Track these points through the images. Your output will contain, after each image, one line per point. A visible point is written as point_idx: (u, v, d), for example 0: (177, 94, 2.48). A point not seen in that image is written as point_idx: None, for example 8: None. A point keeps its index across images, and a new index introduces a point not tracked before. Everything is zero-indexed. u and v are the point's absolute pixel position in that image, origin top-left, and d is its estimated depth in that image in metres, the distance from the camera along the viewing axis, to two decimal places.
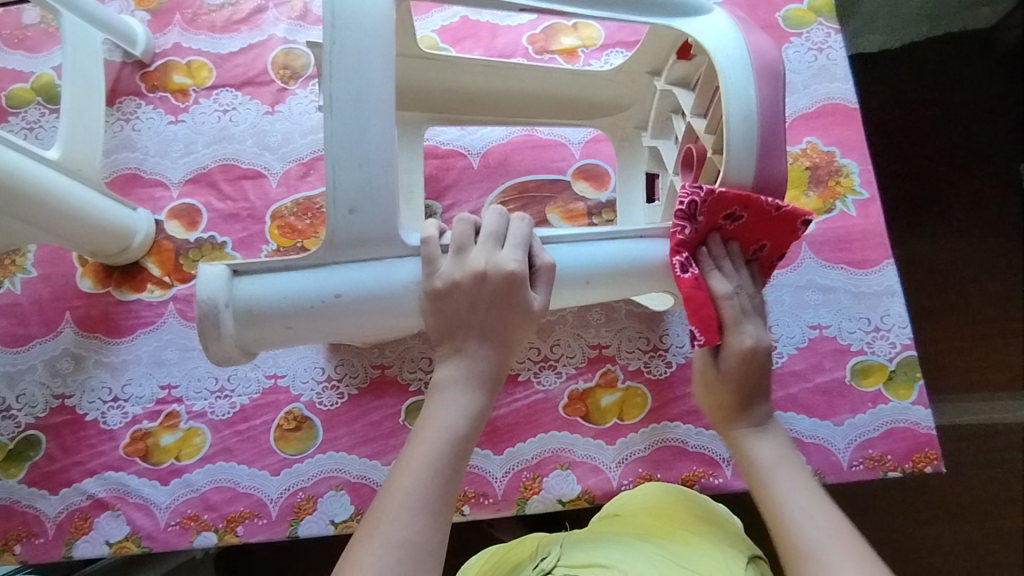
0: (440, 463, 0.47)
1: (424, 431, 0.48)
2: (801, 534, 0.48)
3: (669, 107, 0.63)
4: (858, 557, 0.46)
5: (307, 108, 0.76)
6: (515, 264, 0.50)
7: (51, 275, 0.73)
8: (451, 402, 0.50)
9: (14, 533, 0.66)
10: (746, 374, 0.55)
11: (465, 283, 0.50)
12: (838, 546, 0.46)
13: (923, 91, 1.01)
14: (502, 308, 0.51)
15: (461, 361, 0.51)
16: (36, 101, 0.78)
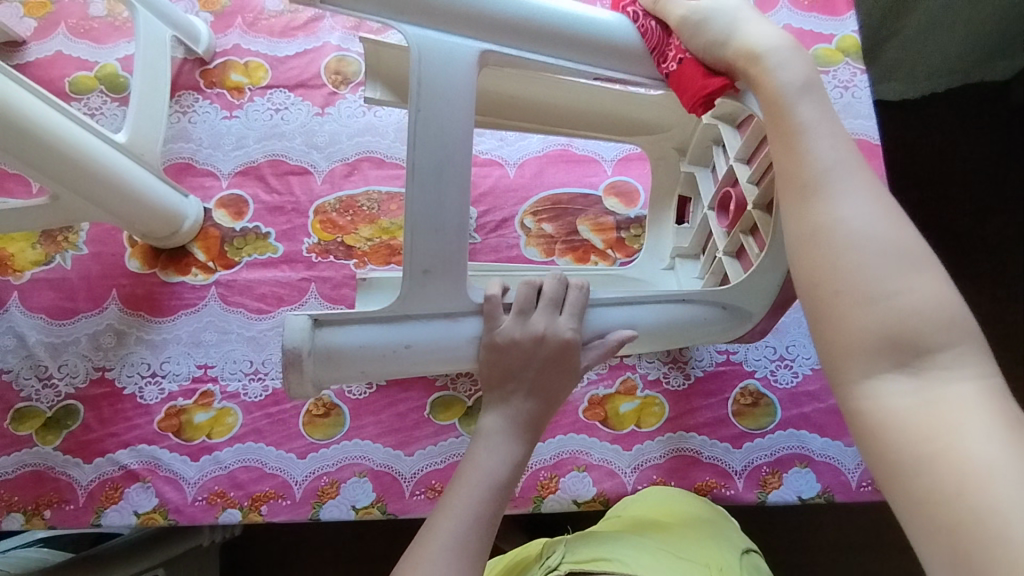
0: (482, 506, 0.51)
1: (466, 476, 0.53)
2: (817, 161, 0.45)
3: (711, 137, 0.65)
4: (874, 198, 0.44)
5: (355, 112, 0.80)
6: (571, 333, 0.53)
7: (100, 254, 0.76)
8: (496, 451, 0.54)
9: (46, 498, 0.68)
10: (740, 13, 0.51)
11: (524, 343, 0.53)
12: (855, 181, 0.44)
13: (941, 137, 1.05)
14: (551, 367, 0.54)
15: (505, 411, 0.55)
16: (98, 89, 0.82)
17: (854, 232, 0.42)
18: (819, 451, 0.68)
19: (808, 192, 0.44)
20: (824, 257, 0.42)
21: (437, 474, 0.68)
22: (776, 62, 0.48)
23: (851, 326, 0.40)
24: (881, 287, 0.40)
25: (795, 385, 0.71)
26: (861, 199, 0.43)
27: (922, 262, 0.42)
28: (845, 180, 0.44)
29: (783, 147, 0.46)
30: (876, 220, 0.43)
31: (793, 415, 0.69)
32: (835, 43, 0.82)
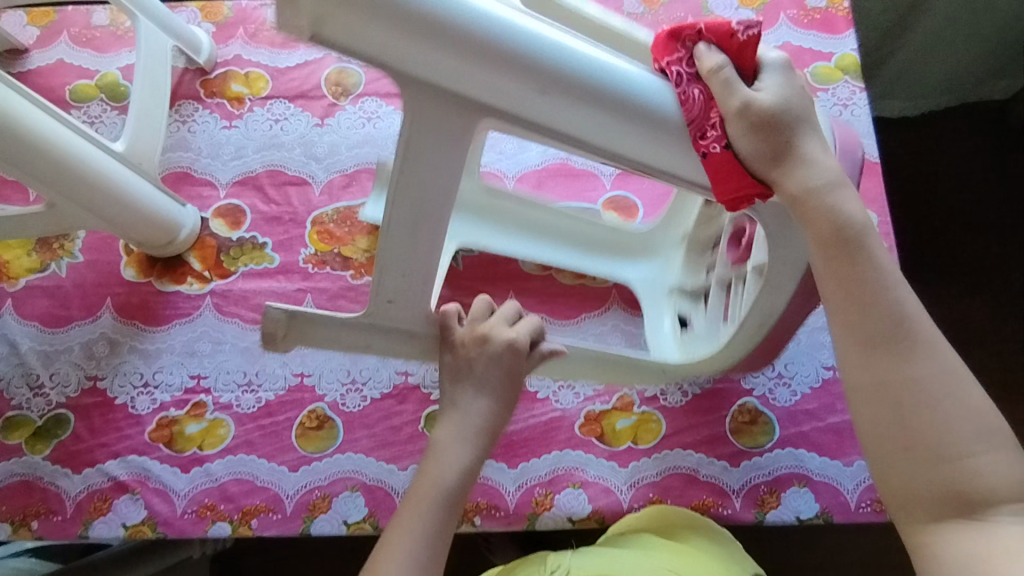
0: (435, 509, 0.54)
1: (424, 478, 0.56)
2: (887, 319, 0.47)
3: None
4: (936, 354, 0.46)
5: (355, 123, 0.80)
6: (510, 338, 0.58)
7: (96, 262, 0.76)
8: (451, 454, 0.56)
9: (33, 509, 0.67)
10: (796, 113, 0.48)
11: (470, 344, 0.58)
12: (920, 336, 0.47)
13: (940, 155, 1.05)
14: (492, 369, 0.58)
15: (456, 416, 0.58)
16: (99, 98, 0.82)
17: (924, 393, 0.45)
18: (818, 470, 0.67)
19: (873, 347, 0.46)
20: (888, 414, 0.46)
21: None
22: (835, 198, 0.47)
23: (910, 478, 0.45)
24: (941, 445, 0.44)
25: (793, 403, 0.70)
26: (928, 359, 0.46)
27: (983, 414, 0.46)
28: (914, 341, 0.46)
29: (849, 297, 0.47)
30: (944, 384, 0.46)
31: (791, 434, 0.68)
32: (834, 61, 0.82)
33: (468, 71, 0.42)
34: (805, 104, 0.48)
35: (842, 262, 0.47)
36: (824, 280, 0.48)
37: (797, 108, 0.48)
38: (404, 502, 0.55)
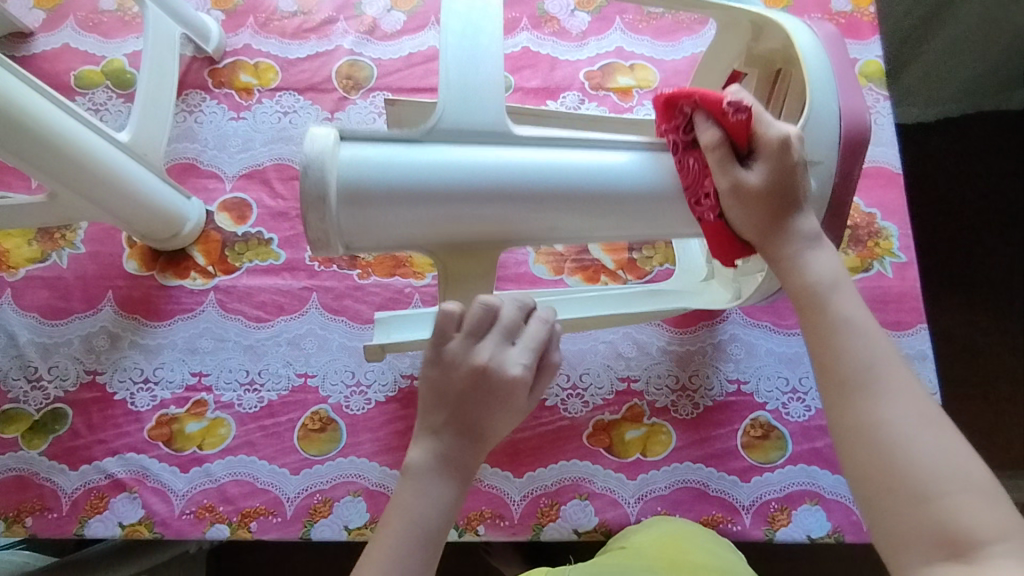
0: (408, 561, 0.47)
1: (391, 521, 0.48)
2: (853, 362, 0.44)
3: None
4: (910, 396, 0.43)
5: (365, 118, 0.78)
6: (520, 368, 0.50)
7: (98, 253, 0.74)
8: (425, 494, 0.49)
9: (28, 505, 0.65)
10: (784, 179, 0.48)
11: (464, 371, 0.50)
12: (895, 379, 0.43)
13: (958, 165, 1.02)
14: (493, 402, 0.50)
15: (434, 447, 0.50)
16: (104, 85, 0.80)
17: (900, 437, 0.41)
18: (830, 488, 0.66)
19: (847, 390, 0.43)
20: (868, 457, 0.41)
21: None
22: (804, 258, 0.48)
23: (899, 524, 0.40)
24: (927, 489, 0.40)
25: (807, 419, 0.68)
26: (900, 399, 0.42)
27: (966, 461, 0.41)
28: (885, 383, 0.43)
29: (819, 343, 0.45)
30: (920, 427, 0.42)
31: (804, 450, 0.67)
32: (858, 67, 0.80)
33: (479, 211, 0.51)
34: (795, 172, 0.48)
35: (809, 312, 0.46)
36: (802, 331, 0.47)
37: (787, 173, 0.48)
38: (374, 543, 0.48)
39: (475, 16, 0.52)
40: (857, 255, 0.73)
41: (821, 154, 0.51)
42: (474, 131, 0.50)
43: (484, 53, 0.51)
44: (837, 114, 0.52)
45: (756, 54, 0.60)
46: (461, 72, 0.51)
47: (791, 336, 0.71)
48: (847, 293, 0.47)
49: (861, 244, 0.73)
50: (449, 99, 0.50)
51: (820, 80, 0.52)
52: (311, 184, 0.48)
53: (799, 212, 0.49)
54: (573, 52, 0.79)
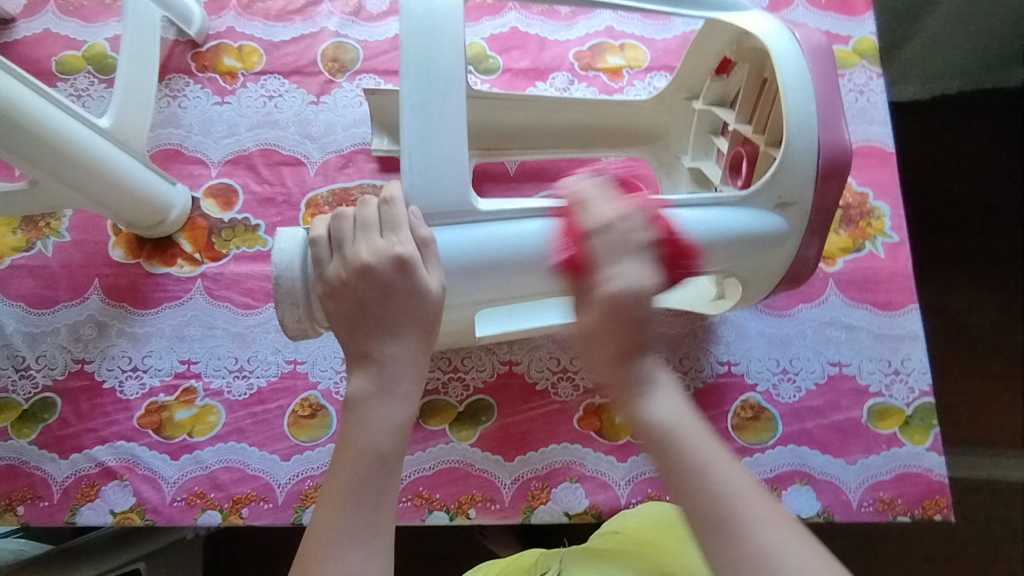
0: (368, 479, 0.44)
1: (342, 454, 0.45)
2: (715, 498, 0.42)
3: (708, 129, 0.68)
4: (778, 531, 0.40)
5: (352, 102, 0.77)
6: (400, 248, 0.48)
7: (83, 241, 0.74)
8: (371, 415, 0.45)
9: (19, 494, 0.65)
10: (624, 326, 0.47)
11: (350, 279, 0.48)
12: (761, 516, 0.41)
13: (954, 144, 1.01)
14: (390, 297, 0.47)
15: (370, 368, 0.47)
16: (86, 70, 0.79)
17: (778, 561, 0.39)
18: (820, 468, 0.66)
19: (709, 530, 0.41)
20: None
21: (426, 480, 0.66)
22: (648, 393, 0.46)
23: None
24: None
25: (798, 400, 0.68)
26: (768, 524, 0.41)
27: None
28: (752, 509, 0.41)
29: (672, 477, 0.43)
30: (792, 544, 0.40)
31: (795, 431, 0.67)
32: (851, 45, 0.79)
33: (458, 287, 0.52)
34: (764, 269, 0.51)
35: (657, 451, 0.44)
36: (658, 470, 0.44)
37: (627, 325, 0.47)
38: (326, 490, 0.44)
39: (432, 81, 0.50)
40: (848, 235, 0.73)
41: (795, 196, 0.55)
42: (440, 213, 0.50)
43: (446, 124, 0.50)
44: (815, 138, 0.54)
45: (746, 50, 0.61)
46: (424, 149, 0.49)
47: (782, 317, 0.71)
48: (686, 420, 0.45)
49: (853, 224, 0.73)
50: (412, 180, 0.49)
51: (800, 99, 0.53)
52: (284, 291, 0.51)
53: (639, 352, 0.47)
54: (562, 31, 0.78)
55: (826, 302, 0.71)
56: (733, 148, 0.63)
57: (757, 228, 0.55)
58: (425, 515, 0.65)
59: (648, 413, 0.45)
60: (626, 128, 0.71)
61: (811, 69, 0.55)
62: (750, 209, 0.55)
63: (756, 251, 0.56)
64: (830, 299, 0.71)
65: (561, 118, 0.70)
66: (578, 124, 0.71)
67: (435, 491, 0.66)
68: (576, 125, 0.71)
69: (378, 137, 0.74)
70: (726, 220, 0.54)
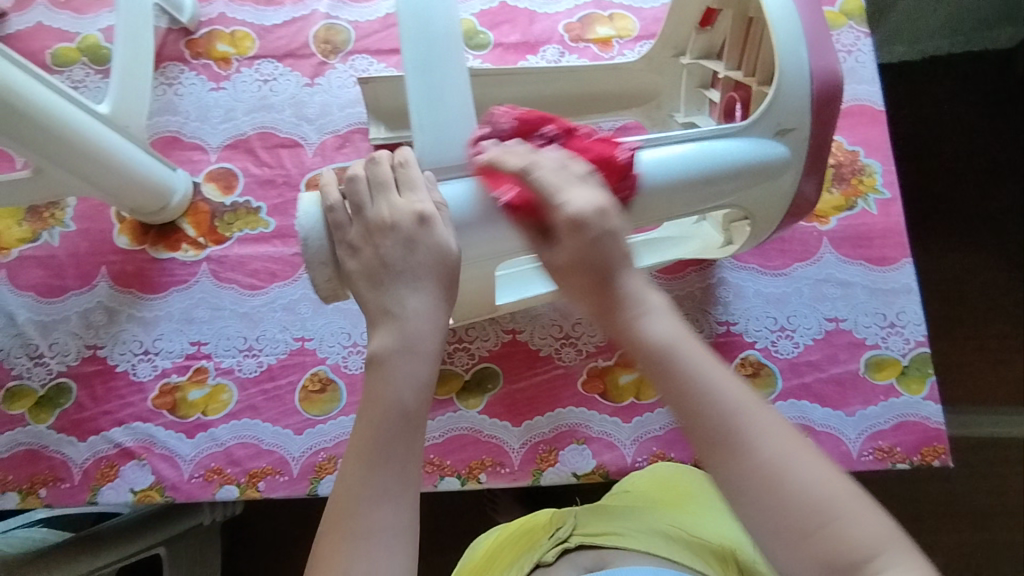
0: (392, 447, 0.42)
1: (369, 413, 0.43)
2: (715, 414, 0.41)
3: (698, 83, 0.69)
4: (770, 433, 0.40)
5: (346, 82, 0.78)
6: (420, 206, 0.47)
7: (89, 230, 0.75)
8: (400, 372, 0.44)
9: (40, 477, 0.67)
10: (593, 254, 0.45)
11: (371, 235, 0.47)
12: (757, 422, 0.40)
13: (943, 105, 1.02)
14: (411, 249, 0.47)
15: (391, 325, 0.45)
16: (81, 61, 0.80)
17: (776, 468, 0.39)
18: (820, 421, 0.67)
19: (712, 442, 0.40)
20: (761, 502, 0.39)
21: (436, 448, 0.68)
22: (681, 346, 0.43)
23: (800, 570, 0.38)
24: (818, 521, 0.38)
25: (797, 355, 0.69)
26: (767, 436, 0.40)
27: (844, 487, 0.39)
28: (754, 421, 0.40)
29: (681, 393, 0.42)
30: (790, 442, 0.40)
31: (795, 386, 0.68)
32: (839, 6, 0.79)
33: (472, 243, 0.50)
34: (608, 253, 0.45)
35: (656, 371, 0.43)
36: (670, 405, 0.42)
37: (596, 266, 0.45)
38: (355, 440, 0.43)
39: (433, 45, 0.51)
40: (840, 194, 0.74)
41: (795, 121, 0.54)
42: (453, 167, 0.50)
43: (448, 85, 0.51)
44: (808, 74, 0.52)
45: None
46: (430, 107, 0.50)
47: (779, 276, 0.72)
48: (684, 343, 0.43)
49: (845, 182, 0.74)
50: (422, 140, 0.50)
51: (791, 42, 0.52)
52: (313, 251, 0.50)
53: (614, 272, 0.45)
54: (551, 4, 0.78)
55: (821, 260, 0.72)
56: (726, 95, 0.64)
57: (759, 159, 0.53)
58: (437, 481, 0.67)
59: (637, 334, 0.44)
60: (619, 92, 0.72)
61: (798, 6, 0.53)
62: (752, 137, 0.53)
63: (758, 181, 0.54)
64: (824, 256, 0.72)
65: (552, 88, 0.71)
66: (570, 93, 0.72)
67: (446, 458, 0.67)
68: (568, 94, 0.72)
69: (375, 125, 0.75)
70: (730, 151, 0.53)
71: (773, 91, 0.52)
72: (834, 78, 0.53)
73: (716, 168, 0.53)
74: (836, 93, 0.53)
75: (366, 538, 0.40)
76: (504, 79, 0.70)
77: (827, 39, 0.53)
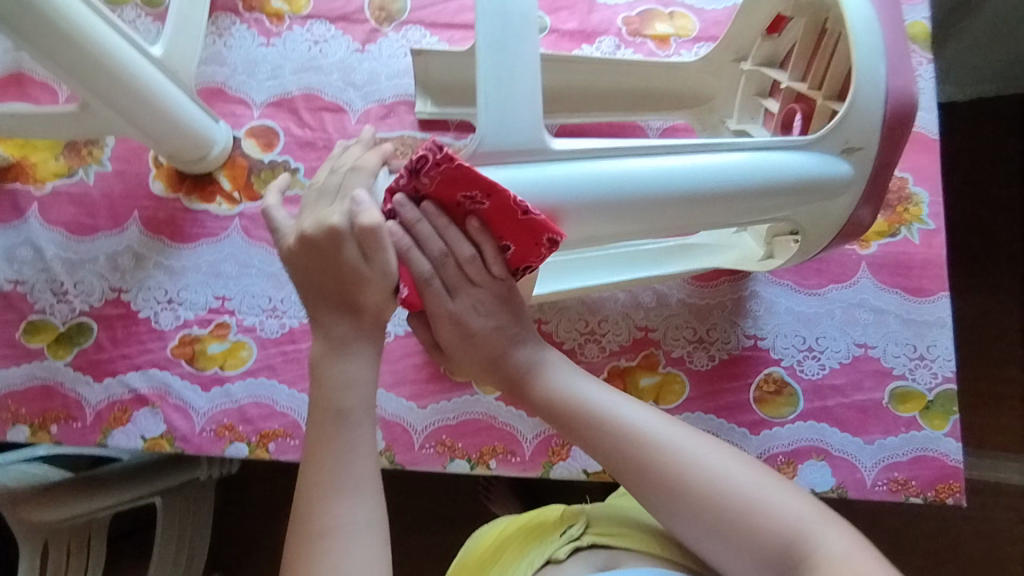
0: (345, 443, 0.45)
1: (320, 414, 0.46)
2: (631, 445, 0.48)
3: (755, 91, 0.68)
4: (684, 438, 0.48)
5: (396, 52, 0.77)
6: (337, 220, 0.45)
7: (125, 172, 0.74)
8: (347, 371, 0.46)
9: (53, 413, 0.67)
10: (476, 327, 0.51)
11: (297, 245, 0.47)
12: (674, 440, 0.48)
13: (993, 142, 1.00)
14: (327, 267, 0.46)
15: (321, 332, 0.48)
16: (134, 2, 0.79)
17: (696, 466, 0.46)
18: (837, 446, 0.66)
19: (637, 472, 0.47)
20: (685, 512, 0.46)
21: (449, 429, 0.67)
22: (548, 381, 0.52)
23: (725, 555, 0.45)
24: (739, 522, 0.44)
25: (821, 377, 0.69)
26: (684, 441, 0.48)
27: (765, 487, 0.46)
28: (660, 441, 0.48)
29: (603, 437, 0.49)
30: (703, 445, 0.48)
31: (817, 408, 0.67)
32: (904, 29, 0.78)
33: None
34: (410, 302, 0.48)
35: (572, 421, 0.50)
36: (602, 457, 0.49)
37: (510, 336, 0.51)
38: (311, 443, 0.46)
39: (508, 20, 0.49)
40: (885, 219, 0.73)
41: (863, 141, 0.53)
42: (514, 149, 0.49)
43: (520, 65, 0.49)
44: (884, 92, 0.51)
45: (804, 4, 0.59)
46: (499, 87, 0.49)
47: (813, 296, 0.71)
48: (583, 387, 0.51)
49: (890, 209, 0.73)
50: (487, 119, 0.48)
51: (869, 53, 0.51)
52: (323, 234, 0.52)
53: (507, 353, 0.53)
54: None
55: (857, 284, 0.71)
56: (786, 106, 0.63)
57: (822, 175, 0.53)
58: (447, 462, 0.66)
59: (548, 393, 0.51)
60: (672, 91, 0.71)
61: (880, 17, 0.52)
62: (815, 153, 0.53)
63: (816, 200, 0.54)
64: (861, 280, 0.71)
65: (605, 80, 0.70)
66: (622, 87, 0.71)
67: (458, 440, 0.67)
68: (623, 88, 0.71)
69: (422, 99, 0.74)
70: (789, 165, 0.52)
71: (846, 107, 0.52)
72: (907, 98, 0.52)
73: (778, 182, 0.52)
74: (908, 114, 0.53)
75: (327, 536, 0.42)
76: (558, 66, 0.69)
77: (905, 59, 0.52)
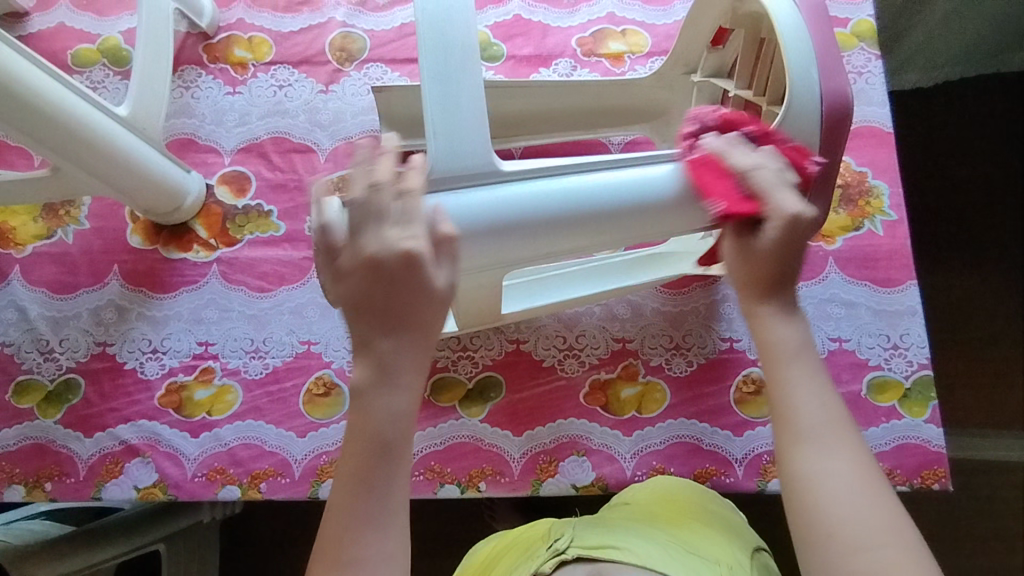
0: (381, 473, 0.46)
1: (357, 434, 0.46)
2: (806, 418, 0.47)
3: (708, 100, 0.70)
4: (853, 456, 0.46)
5: (359, 90, 0.79)
6: (412, 242, 0.45)
7: (103, 229, 0.76)
8: (390, 402, 0.46)
9: (46, 471, 0.68)
10: (791, 251, 0.48)
11: (364, 270, 0.45)
12: (840, 442, 0.46)
13: (955, 127, 1.02)
14: (400, 289, 0.45)
15: (367, 361, 0.46)
16: (101, 63, 0.81)
17: (823, 481, 0.45)
18: None
19: (800, 438, 0.46)
20: (819, 509, 0.44)
21: (437, 455, 0.68)
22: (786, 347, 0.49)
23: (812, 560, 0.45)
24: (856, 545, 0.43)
25: None
26: (843, 452, 0.46)
27: (899, 527, 0.44)
28: (825, 434, 0.46)
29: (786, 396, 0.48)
30: (851, 468, 0.45)
31: None
32: (851, 27, 0.80)
33: (484, 245, 0.51)
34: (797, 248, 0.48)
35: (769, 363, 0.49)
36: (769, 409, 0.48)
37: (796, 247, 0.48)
38: (342, 465, 0.47)
39: (449, 52, 0.51)
40: (847, 214, 0.74)
41: (805, 139, 0.54)
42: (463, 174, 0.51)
43: (464, 94, 0.51)
44: (817, 94, 0.53)
45: (742, 15, 0.60)
46: (446, 116, 0.50)
47: None
48: (803, 354, 0.49)
49: (852, 203, 0.74)
50: (437, 147, 0.50)
51: (800, 58, 0.53)
52: None
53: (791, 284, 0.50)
54: (565, 18, 0.79)
55: (826, 280, 0.73)
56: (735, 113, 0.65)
57: None
58: (437, 488, 0.67)
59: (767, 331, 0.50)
60: (628, 106, 0.73)
61: (809, 23, 0.54)
62: None
63: None
64: (830, 276, 0.73)
65: (563, 102, 0.72)
66: (580, 107, 0.72)
67: (447, 465, 0.68)
68: (580, 107, 0.72)
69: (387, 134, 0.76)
70: None
71: (787, 106, 0.53)
72: (843, 99, 0.54)
73: None
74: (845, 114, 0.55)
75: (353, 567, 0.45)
76: (516, 92, 0.71)
77: (837, 61, 0.54)
